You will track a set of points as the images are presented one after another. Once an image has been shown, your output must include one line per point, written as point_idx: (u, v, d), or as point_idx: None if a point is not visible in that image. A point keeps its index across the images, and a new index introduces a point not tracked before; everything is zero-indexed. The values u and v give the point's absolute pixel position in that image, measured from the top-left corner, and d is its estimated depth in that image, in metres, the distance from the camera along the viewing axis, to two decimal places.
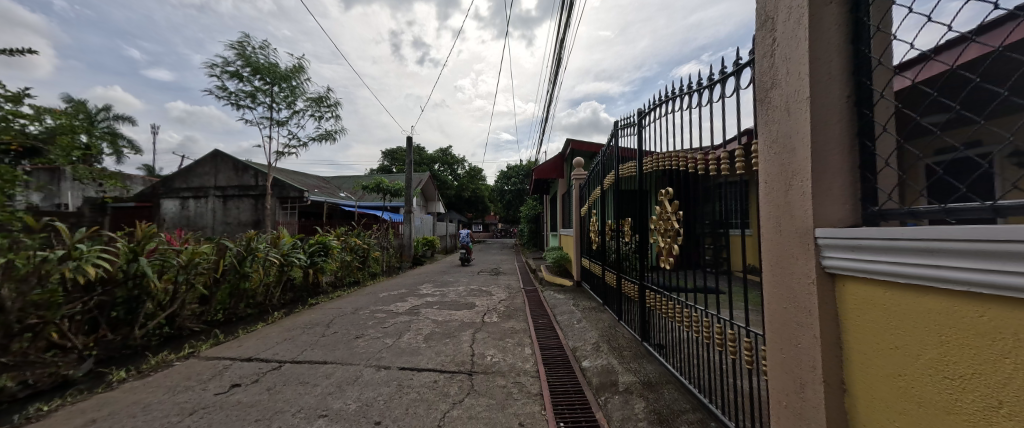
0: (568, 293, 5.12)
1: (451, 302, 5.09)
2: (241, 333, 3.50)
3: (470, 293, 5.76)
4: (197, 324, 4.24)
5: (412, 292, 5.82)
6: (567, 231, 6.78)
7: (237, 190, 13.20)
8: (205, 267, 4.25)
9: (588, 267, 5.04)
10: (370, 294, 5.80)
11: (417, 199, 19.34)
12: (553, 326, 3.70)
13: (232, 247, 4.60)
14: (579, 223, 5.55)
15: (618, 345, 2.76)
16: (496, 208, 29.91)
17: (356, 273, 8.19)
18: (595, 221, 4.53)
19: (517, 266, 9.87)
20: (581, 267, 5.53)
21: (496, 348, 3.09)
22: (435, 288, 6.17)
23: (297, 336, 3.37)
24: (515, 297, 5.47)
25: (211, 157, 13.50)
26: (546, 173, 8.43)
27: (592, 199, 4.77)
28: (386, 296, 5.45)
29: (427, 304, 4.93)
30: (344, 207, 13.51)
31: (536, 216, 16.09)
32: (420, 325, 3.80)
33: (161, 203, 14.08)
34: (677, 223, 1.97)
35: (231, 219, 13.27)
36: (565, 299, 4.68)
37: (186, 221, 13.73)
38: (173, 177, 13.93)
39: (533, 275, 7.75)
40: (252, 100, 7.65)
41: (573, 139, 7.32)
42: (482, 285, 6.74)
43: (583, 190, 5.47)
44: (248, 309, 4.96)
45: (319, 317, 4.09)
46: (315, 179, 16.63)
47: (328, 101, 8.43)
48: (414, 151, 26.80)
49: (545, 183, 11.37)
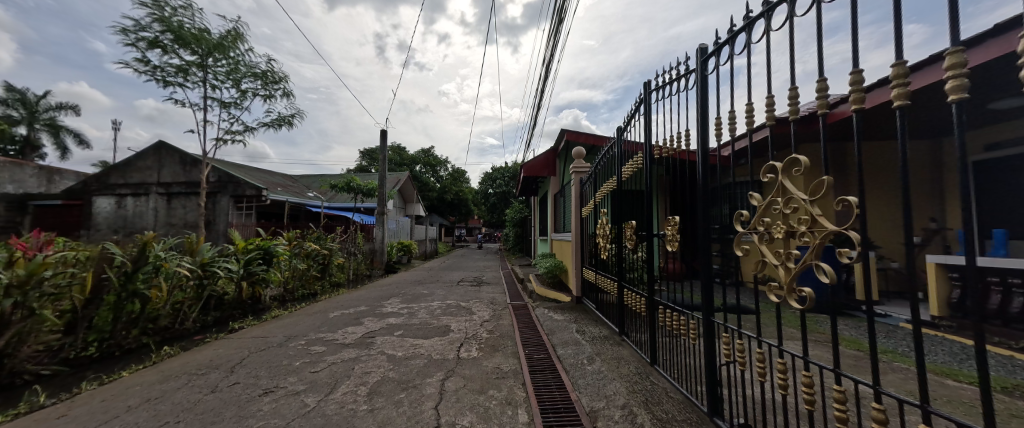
0: (568, 312, 4.16)
1: (420, 325, 4.00)
2: (83, 389, 2.31)
3: (445, 311, 4.66)
4: (48, 365, 2.99)
5: (372, 310, 4.70)
6: (561, 236, 5.82)
7: (183, 188, 11.56)
8: (61, 286, 3.01)
9: (594, 281, 4.09)
10: (321, 311, 4.65)
11: (393, 200, 17.96)
12: (554, 366, 2.72)
13: (118, 257, 3.37)
14: (580, 225, 4.60)
15: (666, 415, 1.78)
16: (479, 211, 28.71)
17: (312, 284, 6.96)
18: (605, 223, 3.58)
19: (502, 275, 8.86)
20: (581, 279, 4.59)
21: (474, 411, 2.05)
22: (402, 305, 5.05)
23: (170, 394, 2.21)
24: (501, 317, 4.45)
25: (154, 149, 11.82)
26: (535, 170, 7.48)
27: (600, 196, 3.82)
28: (337, 317, 4.31)
29: (387, 328, 3.83)
30: (310, 207, 12.11)
31: (522, 219, 15.11)
32: (368, 366, 2.71)
33: (92, 202, 12.18)
34: (846, 226, 0.94)
35: (175, 220, 11.57)
36: (564, 323, 3.71)
37: (122, 222, 11.90)
38: (108, 172, 12.09)
39: (521, 286, 6.72)
40: (182, 76, 6.89)
41: (567, 130, 6.41)
42: (461, 299, 5.67)
43: (585, 187, 4.54)
44: (144, 338, 3.70)
45: (228, 353, 2.93)
46: (278, 177, 15.03)
47: (277, 77, 7.44)
48: (393, 150, 25.36)
49: (532, 183, 10.46)
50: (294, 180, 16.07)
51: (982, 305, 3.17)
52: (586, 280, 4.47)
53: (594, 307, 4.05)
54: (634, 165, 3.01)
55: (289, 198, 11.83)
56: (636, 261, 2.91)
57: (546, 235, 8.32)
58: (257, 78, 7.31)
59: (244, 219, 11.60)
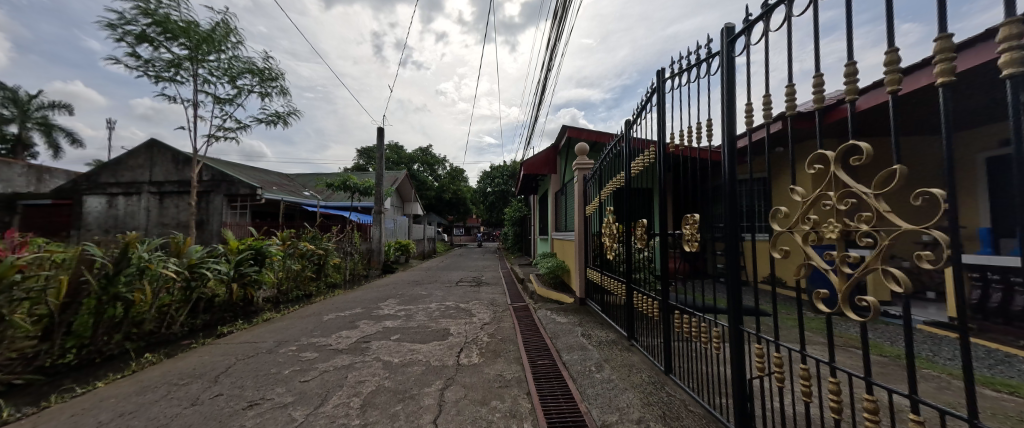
0: (573, 314, 4.01)
1: (418, 329, 3.83)
2: (51, 402, 2.12)
3: (444, 314, 4.49)
4: (20, 374, 2.80)
5: (369, 312, 4.53)
6: (563, 235, 5.66)
7: (175, 187, 11.31)
8: (36, 289, 2.82)
9: (598, 282, 3.94)
10: (316, 314, 4.48)
11: (391, 199, 17.72)
12: (560, 373, 2.57)
13: (99, 258, 3.19)
14: (584, 224, 4.46)
15: None
16: (478, 210, 28.47)
17: (307, 285, 6.77)
18: (611, 222, 3.43)
19: (502, 275, 8.69)
20: (585, 279, 4.44)
21: (476, 425, 1.90)
22: (399, 307, 4.87)
23: (147, 408, 2.05)
24: (502, 319, 4.29)
25: (145, 147, 11.56)
26: (536, 167, 7.30)
27: (605, 194, 3.67)
28: (331, 320, 4.14)
29: (384, 332, 3.67)
30: (305, 207, 11.90)
31: (522, 218, 14.94)
32: (362, 374, 2.55)
33: (82, 201, 11.89)
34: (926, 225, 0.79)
35: (167, 220, 11.32)
36: (569, 327, 3.56)
37: (112, 221, 11.62)
38: (98, 170, 11.81)
39: (522, 287, 6.56)
40: (177, 72, 6.67)
41: (569, 127, 6.24)
42: (460, 300, 5.50)
43: (589, 185, 4.39)
44: (127, 344, 3.53)
45: (213, 361, 2.75)
46: (274, 175, 14.78)
47: (274, 74, 7.24)
48: (391, 149, 25.09)
49: (533, 181, 10.30)
50: (290, 178, 15.82)
51: (1003, 306, 3.05)
52: (590, 281, 4.33)
53: (599, 309, 3.90)
54: (644, 161, 2.85)
55: (284, 197, 11.60)
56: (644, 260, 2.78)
57: (547, 234, 8.17)
58: (249, 73, 7.08)
59: (238, 219, 11.38)
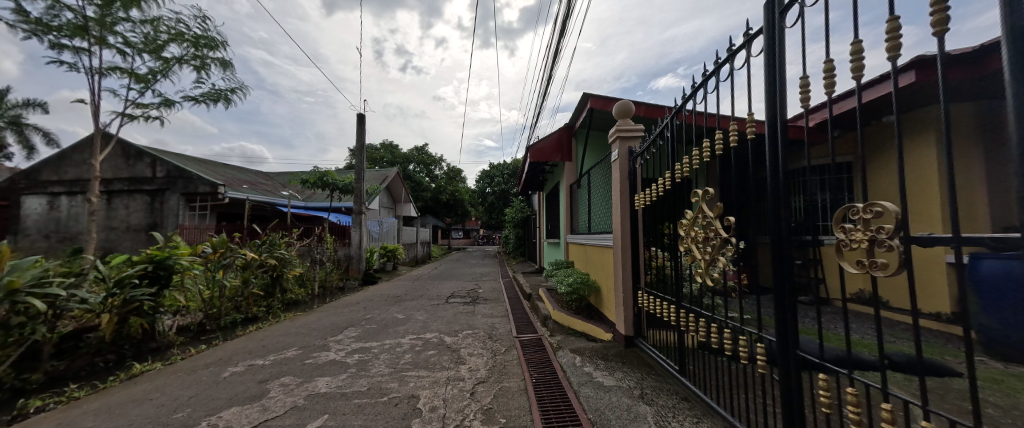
0: (621, 370, 2.48)
1: (366, 397, 2.29)
2: None
3: (416, 361, 2.96)
4: None
5: (305, 357, 3.02)
6: (588, 240, 4.15)
7: (125, 184, 9.78)
8: None
9: (667, 316, 2.42)
10: (222, 361, 2.93)
11: (380, 199, 16.36)
12: None
13: None
14: (630, 222, 2.94)
15: None
16: (477, 212, 27.05)
17: (251, 306, 5.22)
18: (703, 219, 1.86)
19: (503, 288, 7.19)
20: (631, 307, 2.93)
21: None
22: (355, 346, 3.35)
23: None
24: (505, 372, 2.76)
25: (91, 139, 9.99)
26: (547, 153, 5.76)
27: (686, 168, 2.10)
28: (235, 376, 2.61)
29: (304, 405, 2.16)
30: (278, 207, 10.40)
31: (524, 219, 13.35)
32: None
33: (20, 201, 10.26)
34: None
35: (115, 223, 9.77)
36: (626, 404, 2.03)
37: (54, 225, 10.04)
38: (37, 167, 10.22)
39: (530, 307, 5.05)
40: (77, 36, 5.17)
41: (591, 95, 4.73)
42: (447, 329, 3.99)
43: (642, 160, 2.85)
44: None
45: None
46: (248, 174, 13.28)
47: (210, 40, 5.72)
48: (385, 149, 23.80)
49: (538, 177, 8.85)
50: (269, 177, 14.34)
51: None
52: (641, 310, 2.82)
53: (670, 364, 2.34)
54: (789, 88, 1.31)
55: (251, 196, 10.08)
56: (792, 293, 1.26)
57: (560, 238, 6.62)
58: (179, 39, 5.55)
59: (198, 221, 9.84)
